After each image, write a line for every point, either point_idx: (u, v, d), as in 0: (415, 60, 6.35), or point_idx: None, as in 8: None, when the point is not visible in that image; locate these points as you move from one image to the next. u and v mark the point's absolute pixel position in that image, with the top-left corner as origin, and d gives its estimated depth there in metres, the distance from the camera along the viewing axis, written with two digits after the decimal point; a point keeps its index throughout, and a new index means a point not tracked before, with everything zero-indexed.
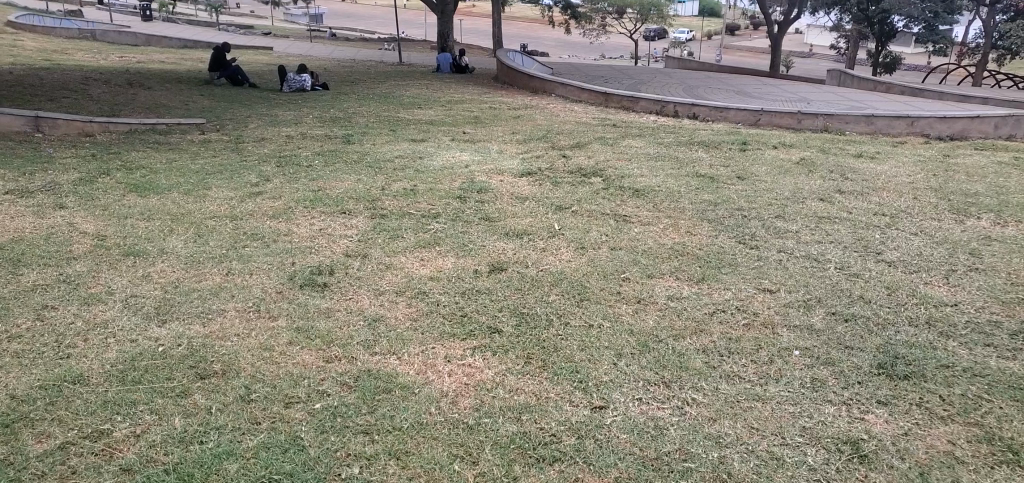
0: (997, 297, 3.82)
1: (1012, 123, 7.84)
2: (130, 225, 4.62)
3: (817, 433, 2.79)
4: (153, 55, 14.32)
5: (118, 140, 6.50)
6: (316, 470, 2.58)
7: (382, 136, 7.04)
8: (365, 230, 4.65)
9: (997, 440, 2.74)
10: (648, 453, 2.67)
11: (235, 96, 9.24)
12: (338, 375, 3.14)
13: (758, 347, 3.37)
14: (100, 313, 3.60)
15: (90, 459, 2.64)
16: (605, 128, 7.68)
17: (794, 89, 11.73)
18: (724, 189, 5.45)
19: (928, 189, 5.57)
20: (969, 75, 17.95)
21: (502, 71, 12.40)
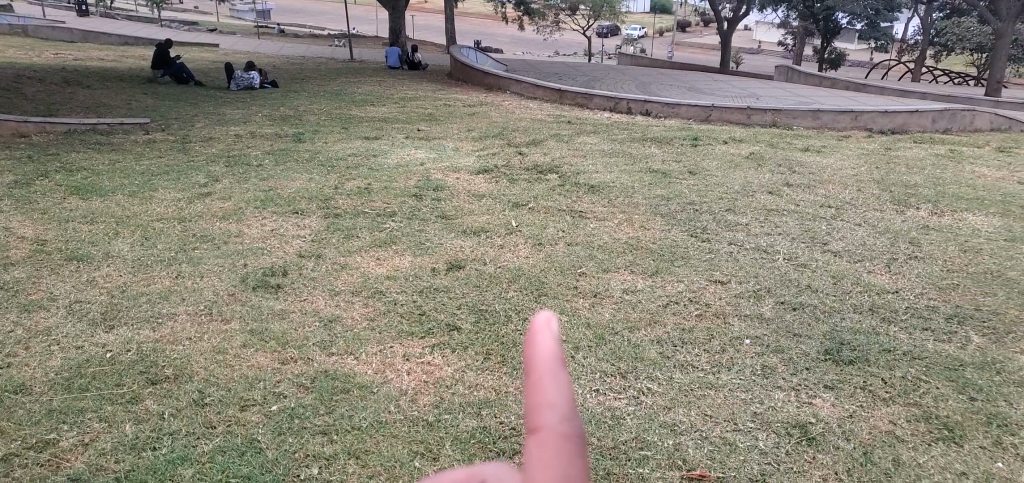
0: (935, 284, 3.99)
1: (948, 117, 8.21)
2: (72, 229, 4.47)
3: (768, 418, 2.88)
4: (90, 52, 13.85)
5: (56, 141, 6.27)
6: (274, 472, 2.55)
7: (333, 134, 6.95)
8: (319, 229, 4.59)
9: (935, 419, 2.86)
10: (607, 443, 2.71)
11: (178, 94, 9.01)
12: (294, 377, 3.10)
13: (711, 336, 3.45)
14: (43, 320, 3.48)
15: (36, 470, 2.55)
16: (560, 125, 7.73)
17: (741, 85, 11.99)
18: (676, 184, 5.55)
19: (872, 181, 5.77)
20: (905, 70, 18.61)
21: (453, 67, 12.36)
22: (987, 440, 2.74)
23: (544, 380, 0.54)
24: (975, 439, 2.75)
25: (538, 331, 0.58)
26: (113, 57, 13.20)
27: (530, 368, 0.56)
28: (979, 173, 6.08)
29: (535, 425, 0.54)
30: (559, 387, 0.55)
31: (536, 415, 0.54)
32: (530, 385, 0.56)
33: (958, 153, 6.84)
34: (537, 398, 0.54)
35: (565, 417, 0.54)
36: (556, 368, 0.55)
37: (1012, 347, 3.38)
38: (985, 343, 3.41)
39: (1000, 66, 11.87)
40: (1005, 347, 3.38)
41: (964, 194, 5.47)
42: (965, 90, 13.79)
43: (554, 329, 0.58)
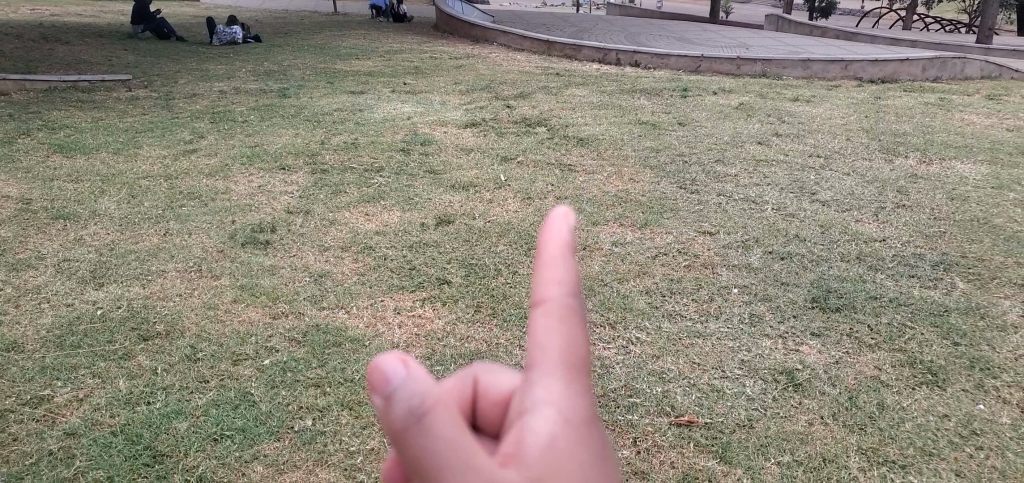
0: (923, 232, 4.01)
1: (937, 66, 8.17)
2: (57, 187, 4.43)
3: (755, 365, 2.91)
4: (69, 8, 13.57)
5: (37, 99, 6.18)
6: (269, 424, 2.58)
7: (319, 89, 6.87)
8: (307, 185, 4.56)
9: (919, 364, 2.91)
10: (596, 391, 2.75)
11: (160, 50, 8.85)
12: (285, 331, 3.10)
13: (699, 286, 3.47)
14: (32, 279, 3.46)
15: (32, 425, 2.57)
16: (548, 77, 7.66)
17: (731, 35, 11.89)
18: (665, 136, 5.53)
19: (860, 130, 5.77)
20: (898, 19, 18.44)
21: (440, 20, 12.18)
22: (969, 383, 2.79)
23: (554, 258, 0.61)
24: (957, 383, 2.80)
25: (552, 221, 0.63)
26: (92, 13, 12.93)
27: (544, 248, 0.62)
28: (967, 121, 6.09)
29: (541, 298, 0.61)
30: (566, 264, 0.61)
31: (543, 286, 0.61)
32: (541, 262, 0.62)
33: (947, 101, 6.83)
34: (549, 272, 0.61)
35: (571, 289, 0.60)
36: (567, 255, 0.62)
37: (996, 292, 3.42)
38: (969, 289, 3.45)
39: (992, 13, 11.77)
40: (989, 293, 3.42)
41: (952, 141, 5.48)
42: (957, 37, 13.70)
43: (569, 221, 0.64)
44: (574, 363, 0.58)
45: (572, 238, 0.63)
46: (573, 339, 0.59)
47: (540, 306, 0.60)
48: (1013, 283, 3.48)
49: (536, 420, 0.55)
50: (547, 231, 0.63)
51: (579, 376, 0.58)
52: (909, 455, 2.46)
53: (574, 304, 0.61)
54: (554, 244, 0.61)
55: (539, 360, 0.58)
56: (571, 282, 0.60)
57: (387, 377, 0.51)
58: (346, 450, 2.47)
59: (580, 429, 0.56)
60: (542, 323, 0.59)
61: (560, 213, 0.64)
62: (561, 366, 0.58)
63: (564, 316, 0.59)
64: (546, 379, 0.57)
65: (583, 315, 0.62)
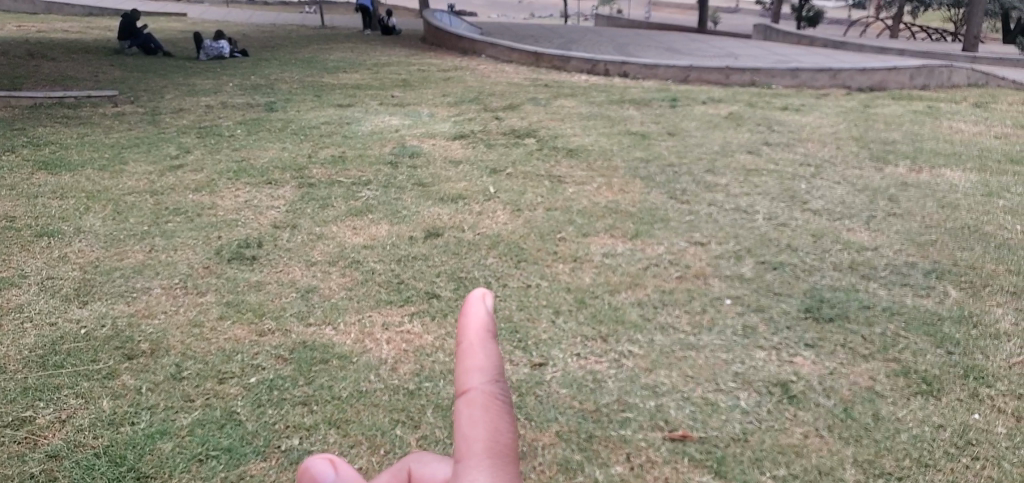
0: (914, 240, 4.00)
1: (925, 74, 8.21)
2: (41, 204, 4.38)
3: (749, 377, 2.88)
4: (57, 24, 13.52)
5: (22, 116, 6.13)
6: (255, 444, 2.53)
7: (306, 102, 6.84)
8: (294, 200, 4.52)
9: (913, 373, 2.88)
10: (589, 406, 2.71)
11: (147, 65, 8.81)
12: (272, 348, 3.05)
13: (690, 298, 3.44)
14: (15, 298, 3.41)
15: (13, 448, 2.52)
16: (537, 88, 7.65)
17: (720, 44, 11.93)
18: (655, 146, 5.52)
19: (850, 138, 5.77)
20: (886, 28, 18.55)
21: (428, 32, 12.17)
22: (963, 393, 2.76)
23: (474, 346, 0.73)
24: (952, 392, 2.77)
25: (470, 308, 0.75)
26: (79, 29, 12.88)
27: (463, 336, 0.74)
28: (956, 129, 6.10)
29: (465, 385, 0.72)
30: (484, 352, 0.73)
31: (466, 376, 0.72)
32: (462, 349, 0.74)
33: (935, 110, 6.85)
34: (470, 361, 0.72)
35: (490, 375, 0.72)
36: (486, 342, 0.73)
37: (988, 300, 3.41)
38: (962, 298, 3.43)
39: (977, 22, 11.87)
40: (982, 301, 3.40)
41: (941, 149, 5.49)
42: (945, 46, 13.79)
43: (485, 303, 0.76)
44: (496, 449, 0.69)
45: (490, 322, 0.75)
46: (494, 431, 0.70)
47: (463, 396, 0.72)
48: (1005, 291, 3.47)
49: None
50: (466, 316, 0.75)
51: (500, 461, 0.69)
52: (905, 467, 2.42)
53: (493, 391, 0.72)
54: (473, 328, 0.73)
55: (464, 452, 0.70)
56: (488, 368, 0.72)
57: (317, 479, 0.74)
58: None
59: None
60: (466, 413, 0.71)
61: (478, 298, 0.76)
62: (482, 456, 0.69)
63: (485, 402, 0.71)
64: (471, 471, 0.68)
65: (505, 397, 0.73)
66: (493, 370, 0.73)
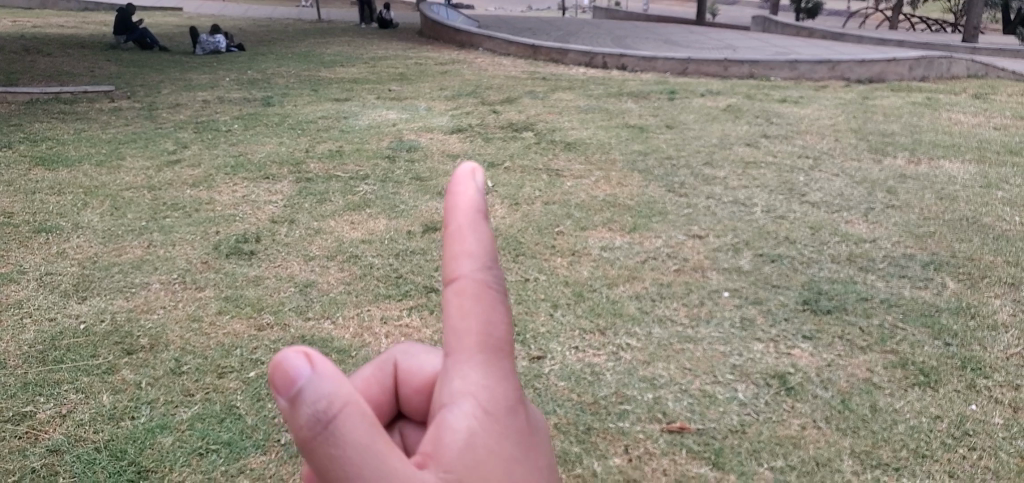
0: (912, 232, 4.00)
1: (924, 65, 8.18)
2: (39, 200, 4.37)
3: (747, 369, 2.88)
4: (53, 19, 13.49)
5: (19, 111, 6.12)
6: (254, 438, 2.53)
7: (304, 97, 6.82)
8: (292, 194, 4.52)
9: (911, 365, 2.88)
10: (588, 399, 2.71)
11: (144, 60, 8.80)
12: (271, 343, 3.06)
13: (688, 290, 3.44)
14: (14, 294, 3.41)
15: (14, 442, 2.52)
16: (535, 81, 7.64)
17: (719, 36, 11.91)
18: (653, 139, 5.51)
19: (849, 130, 5.76)
20: (885, 20, 18.51)
21: (425, 25, 12.14)
22: (961, 384, 2.77)
23: (464, 230, 0.64)
24: (949, 383, 2.77)
25: (459, 182, 0.65)
26: (75, 23, 12.84)
27: (451, 216, 0.65)
28: (955, 120, 6.09)
29: (454, 272, 0.65)
30: (477, 234, 0.65)
31: (456, 261, 0.65)
32: (450, 229, 0.65)
33: (934, 101, 6.84)
34: (460, 246, 0.64)
35: (483, 261, 0.65)
36: (477, 222, 0.65)
37: (986, 291, 3.41)
38: (960, 289, 3.43)
39: (977, 12, 11.83)
40: (980, 292, 3.40)
41: (940, 141, 5.48)
42: (943, 37, 13.77)
43: (476, 175, 0.65)
44: (489, 346, 0.65)
45: (482, 199, 0.65)
46: (487, 324, 0.65)
47: (453, 284, 0.65)
48: (1003, 282, 3.47)
49: (455, 420, 0.65)
50: (454, 193, 0.65)
51: (495, 360, 0.65)
52: (903, 457, 2.43)
53: (487, 278, 0.65)
54: (462, 208, 0.64)
55: (455, 349, 0.65)
56: (480, 253, 0.64)
57: (293, 379, 0.59)
58: None
59: (493, 411, 0.66)
60: (456, 302, 0.64)
61: (467, 169, 0.65)
62: (475, 352, 0.65)
63: (478, 292, 0.65)
64: (463, 367, 0.65)
65: (498, 281, 0.66)
66: (487, 255, 0.65)
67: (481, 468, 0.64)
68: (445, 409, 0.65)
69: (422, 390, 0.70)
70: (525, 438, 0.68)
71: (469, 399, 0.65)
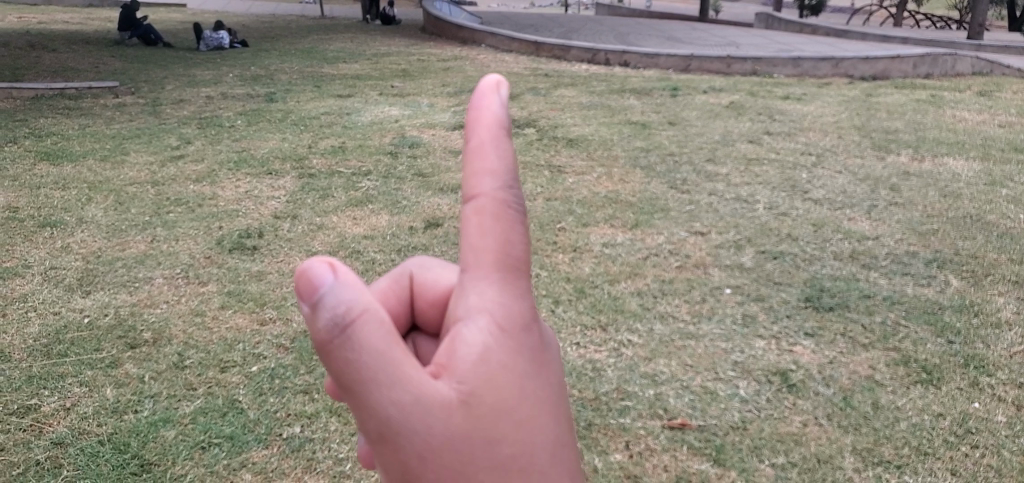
0: (915, 229, 3.99)
1: (929, 62, 8.15)
2: (44, 195, 4.39)
3: (748, 366, 2.88)
4: (58, 15, 13.53)
5: (24, 107, 6.14)
6: (257, 432, 2.54)
7: (307, 93, 6.83)
8: (294, 190, 4.53)
9: (913, 362, 2.88)
10: (589, 395, 2.72)
11: (149, 56, 8.82)
12: (273, 338, 3.07)
13: (690, 287, 3.44)
14: (19, 287, 3.43)
15: (18, 435, 2.54)
16: (538, 78, 7.64)
17: (723, 33, 11.89)
18: (655, 136, 5.51)
19: (852, 127, 5.75)
20: (891, 17, 18.44)
21: (429, 22, 12.14)
22: (964, 382, 2.76)
23: (485, 147, 0.63)
24: (952, 381, 2.77)
25: (483, 99, 0.64)
26: (79, 19, 12.88)
27: (473, 133, 0.63)
28: (959, 117, 6.07)
29: (474, 189, 0.63)
30: (500, 155, 0.63)
31: (475, 178, 0.63)
32: (472, 148, 0.64)
33: (938, 98, 6.81)
34: (481, 164, 0.63)
35: (503, 180, 0.63)
36: (499, 143, 0.63)
37: (989, 289, 3.40)
38: (963, 287, 3.42)
39: (982, 9, 11.78)
40: (983, 290, 3.39)
41: (943, 138, 5.46)
42: (948, 34, 13.73)
43: (499, 95, 0.64)
44: (505, 263, 0.63)
45: (504, 120, 0.64)
46: (506, 241, 0.63)
47: (472, 202, 0.63)
48: (1006, 280, 3.46)
49: (471, 331, 0.63)
50: (476, 110, 0.64)
51: (510, 277, 0.64)
52: (904, 455, 2.43)
53: (506, 196, 0.63)
54: (483, 128, 0.63)
55: (471, 263, 0.64)
56: (501, 172, 0.63)
57: (316, 287, 0.62)
58: (334, 457, 2.43)
59: (510, 327, 0.65)
60: (474, 222, 0.63)
61: (491, 82, 0.64)
62: (490, 266, 0.63)
63: (495, 210, 0.63)
64: (479, 279, 0.64)
65: (519, 203, 0.64)
66: (508, 176, 0.64)
67: (494, 379, 0.64)
68: (460, 321, 0.64)
69: (438, 303, 0.68)
70: (539, 359, 0.67)
71: (485, 315, 0.64)
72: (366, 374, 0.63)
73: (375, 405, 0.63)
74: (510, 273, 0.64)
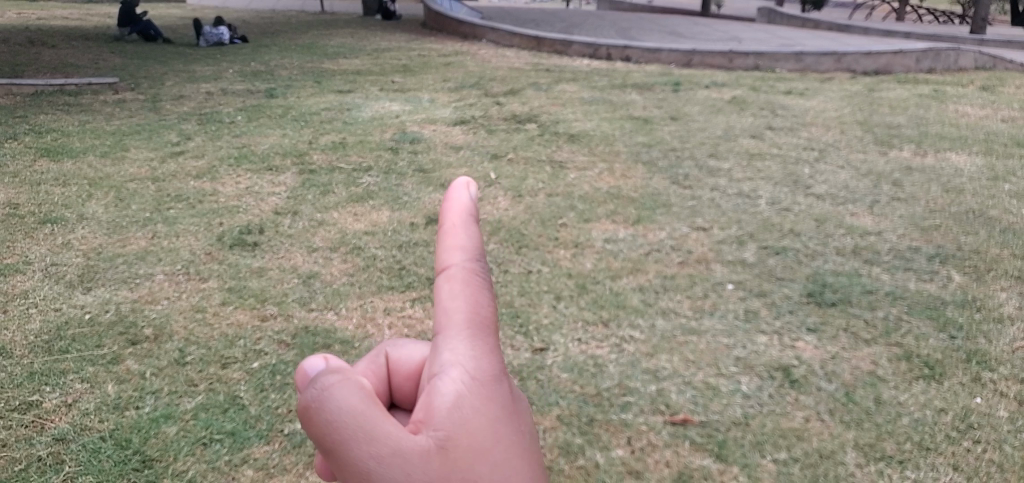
0: (918, 224, 3.97)
1: (932, 57, 8.13)
2: (44, 191, 4.38)
3: (751, 362, 2.87)
4: (58, 11, 13.52)
5: (24, 103, 6.13)
6: (258, 428, 2.54)
7: (308, 89, 6.82)
8: (295, 186, 4.52)
9: (916, 358, 2.87)
10: (590, 390, 2.71)
11: (149, 52, 8.80)
12: (274, 334, 3.06)
13: (692, 283, 3.43)
14: (19, 284, 3.42)
15: (19, 431, 2.53)
16: (539, 73, 7.62)
17: (724, 28, 11.85)
18: (657, 131, 5.49)
19: (854, 122, 5.73)
20: (893, 13, 18.38)
21: (430, 17, 12.12)
22: (966, 377, 2.75)
23: (455, 227, 0.69)
24: (954, 376, 2.76)
25: (453, 193, 0.71)
26: (80, 16, 12.86)
27: (445, 220, 0.70)
28: (962, 112, 6.05)
29: (445, 263, 0.69)
30: (468, 236, 0.69)
31: (446, 253, 0.69)
32: (444, 230, 0.70)
33: (940, 93, 6.79)
34: (450, 240, 0.69)
35: (470, 255, 0.69)
36: (469, 225, 0.70)
37: (992, 284, 3.39)
38: (966, 282, 3.41)
39: (984, 4, 11.74)
40: (985, 285, 3.38)
41: (946, 133, 5.44)
42: (951, 28, 13.68)
43: (469, 191, 0.72)
44: (476, 322, 0.67)
45: (474, 207, 0.71)
46: (476, 302, 0.67)
47: (443, 272, 0.68)
48: (1009, 275, 3.45)
49: (445, 384, 0.65)
50: (448, 201, 0.71)
51: (482, 334, 0.67)
52: (906, 450, 2.42)
53: (474, 267, 0.68)
54: (454, 213, 0.70)
55: (444, 325, 0.67)
56: (471, 247, 0.69)
57: (307, 375, 0.67)
58: None
59: (485, 381, 0.66)
60: (446, 287, 0.67)
61: (462, 184, 0.72)
62: (462, 327, 0.67)
63: (465, 278, 0.68)
64: (452, 342, 0.67)
65: (486, 275, 0.70)
66: (476, 253, 0.70)
67: (471, 426, 0.64)
68: (435, 375, 0.66)
69: (412, 376, 0.71)
70: (513, 412, 0.68)
71: (458, 368, 0.66)
72: (345, 433, 0.63)
73: (353, 463, 0.62)
74: (482, 333, 0.67)
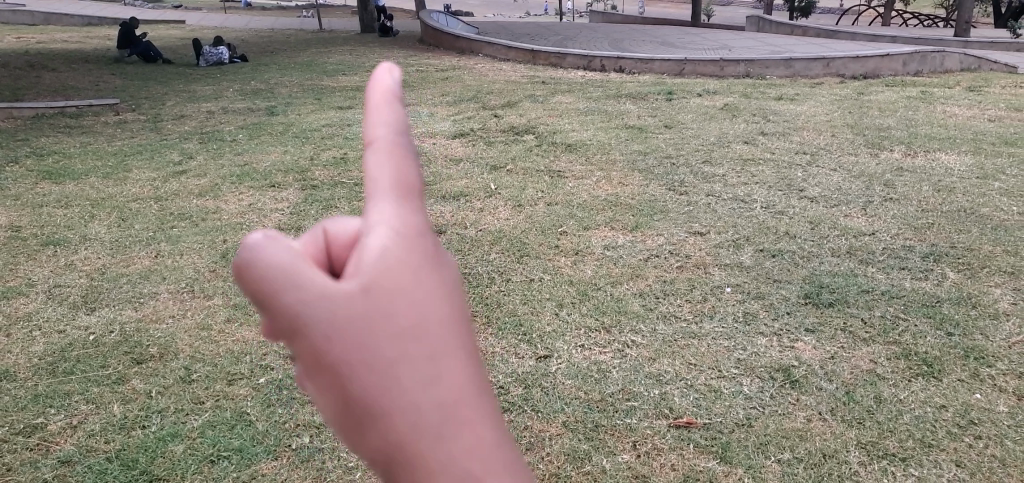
0: (911, 224, 4.04)
1: (919, 59, 8.25)
2: (47, 213, 4.42)
3: (751, 364, 2.93)
4: (56, 34, 13.59)
5: (24, 126, 6.17)
6: (266, 444, 2.57)
7: (307, 106, 6.88)
8: (297, 202, 4.57)
9: (914, 355, 2.92)
10: (595, 396, 2.75)
11: (147, 73, 8.86)
12: (280, 349, 3.10)
13: (692, 287, 3.48)
14: (24, 306, 3.45)
15: (25, 454, 2.56)
16: (534, 85, 7.70)
17: (715, 36, 11.98)
18: (652, 139, 5.57)
19: (846, 125, 5.82)
20: (880, 18, 18.59)
21: (424, 33, 12.23)
22: (964, 373, 2.81)
23: (380, 100, 0.66)
24: (953, 373, 2.81)
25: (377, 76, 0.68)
26: (78, 38, 12.93)
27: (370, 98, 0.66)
28: (951, 113, 6.15)
29: (373, 137, 0.65)
30: (392, 109, 0.66)
31: (372, 126, 0.65)
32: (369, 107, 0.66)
33: (929, 94, 6.90)
34: (376, 113, 0.65)
35: (398, 128, 0.65)
36: (393, 102, 0.67)
37: (986, 281, 3.45)
38: (960, 279, 3.47)
39: (969, 7, 11.90)
40: (979, 282, 3.44)
41: (935, 134, 5.53)
42: (937, 31, 13.85)
43: (392, 75, 0.69)
44: (404, 189, 0.63)
45: (398, 88, 0.68)
46: (403, 170, 0.63)
47: (371, 144, 0.64)
48: (1002, 272, 3.51)
49: (369, 238, 0.60)
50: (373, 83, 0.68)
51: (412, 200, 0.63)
52: (908, 447, 2.47)
53: (401, 138, 0.65)
54: (378, 89, 0.66)
55: (374, 192, 0.62)
56: (397, 119, 0.65)
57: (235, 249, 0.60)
58: (344, 467, 2.47)
59: (418, 245, 0.62)
60: (374, 159, 0.63)
61: (386, 68, 0.69)
62: (390, 192, 0.62)
63: (392, 149, 0.64)
64: (380, 208, 0.62)
65: (413, 149, 0.66)
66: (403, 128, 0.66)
67: (401, 288, 0.60)
68: (362, 233, 0.61)
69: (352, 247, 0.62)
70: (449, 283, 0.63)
71: (385, 226, 0.60)
72: (274, 299, 0.58)
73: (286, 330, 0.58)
74: (411, 200, 0.63)
